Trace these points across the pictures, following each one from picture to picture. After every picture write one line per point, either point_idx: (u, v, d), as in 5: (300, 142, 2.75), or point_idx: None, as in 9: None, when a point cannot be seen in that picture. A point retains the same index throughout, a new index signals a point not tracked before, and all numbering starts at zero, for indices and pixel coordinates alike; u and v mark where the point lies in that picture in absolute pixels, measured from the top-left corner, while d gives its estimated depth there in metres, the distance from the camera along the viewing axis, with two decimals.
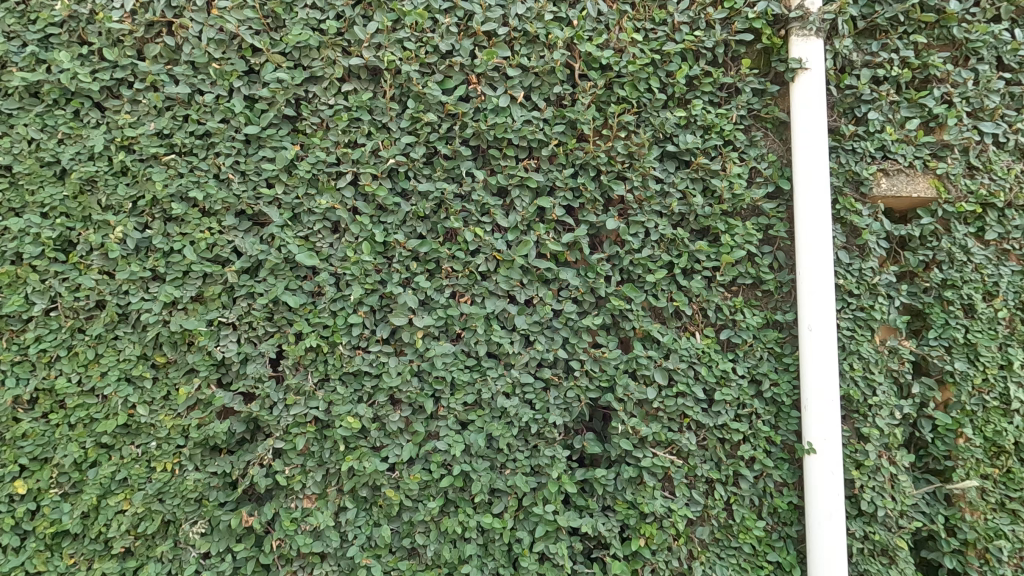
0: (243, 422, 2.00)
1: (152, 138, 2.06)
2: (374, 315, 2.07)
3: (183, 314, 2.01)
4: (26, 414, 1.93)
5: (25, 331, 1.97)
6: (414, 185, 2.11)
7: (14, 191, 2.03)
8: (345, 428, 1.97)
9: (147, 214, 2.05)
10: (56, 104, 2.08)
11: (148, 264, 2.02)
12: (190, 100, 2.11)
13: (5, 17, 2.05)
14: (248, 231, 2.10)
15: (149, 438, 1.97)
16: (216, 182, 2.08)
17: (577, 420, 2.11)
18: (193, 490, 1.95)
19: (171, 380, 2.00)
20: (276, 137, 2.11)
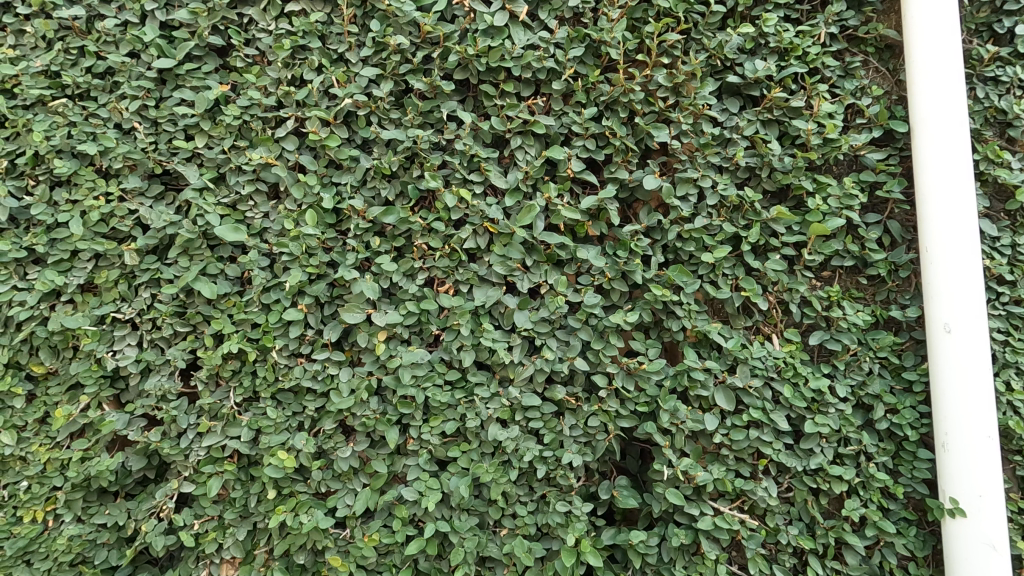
0: (141, 457, 1.48)
1: (36, 77, 1.55)
2: (320, 310, 1.50)
3: (67, 309, 1.50)
4: None
5: None
6: (378, 134, 1.54)
7: None
8: (275, 468, 1.41)
9: (28, 177, 1.55)
10: None
11: (24, 241, 1.50)
12: (91, 28, 1.59)
13: None
14: (160, 200, 1.58)
15: (17, 476, 1.45)
16: (118, 133, 1.56)
17: (605, 459, 1.49)
18: (68, 552, 1.42)
19: (50, 398, 1.49)
20: (198, 74, 1.58)
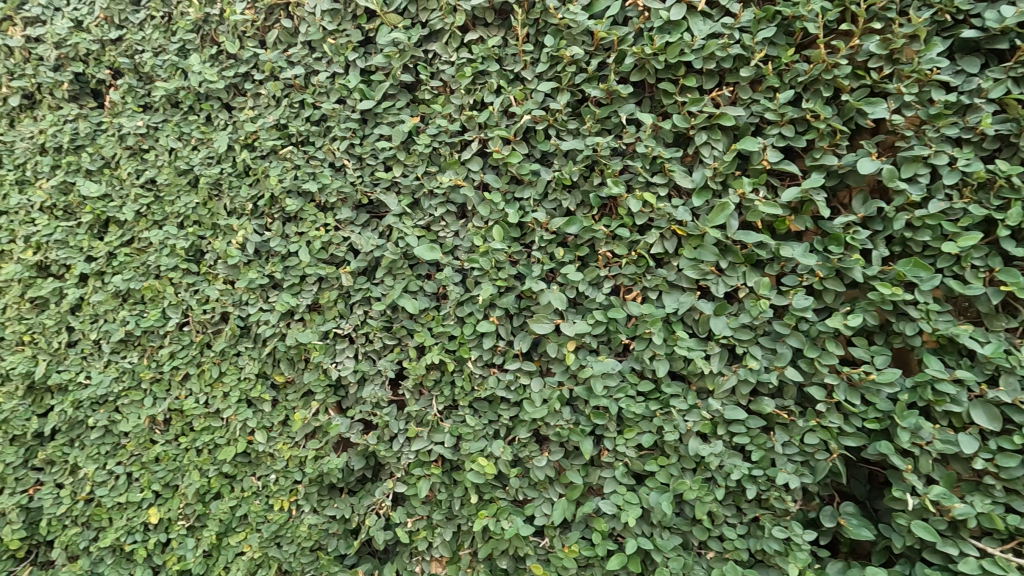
0: (361, 458, 1.65)
1: (270, 131, 1.83)
2: (510, 322, 1.56)
3: (299, 327, 1.73)
4: (160, 436, 1.83)
5: (162, 348, 1.87)
6: (557, 145, 1.56)
7: (157, 203, 1.98)
8: (477, 474, 1.48)
9: (267, 215, 1.83)
10: (192, 110, 2.00)
11: (266, 270, 1.77)
12: (307, 83, 1.84)
13: (153, 33, 2.04)
14: (367, 226, 1.76)
15: (268, 470, 1.71)
16: (332, 171, 1.78)
17: (826, 481, 1.33)
18: (309, 539, 1.63)
19: (289, 404, 1.73)
20: (393, 110, 1.74)
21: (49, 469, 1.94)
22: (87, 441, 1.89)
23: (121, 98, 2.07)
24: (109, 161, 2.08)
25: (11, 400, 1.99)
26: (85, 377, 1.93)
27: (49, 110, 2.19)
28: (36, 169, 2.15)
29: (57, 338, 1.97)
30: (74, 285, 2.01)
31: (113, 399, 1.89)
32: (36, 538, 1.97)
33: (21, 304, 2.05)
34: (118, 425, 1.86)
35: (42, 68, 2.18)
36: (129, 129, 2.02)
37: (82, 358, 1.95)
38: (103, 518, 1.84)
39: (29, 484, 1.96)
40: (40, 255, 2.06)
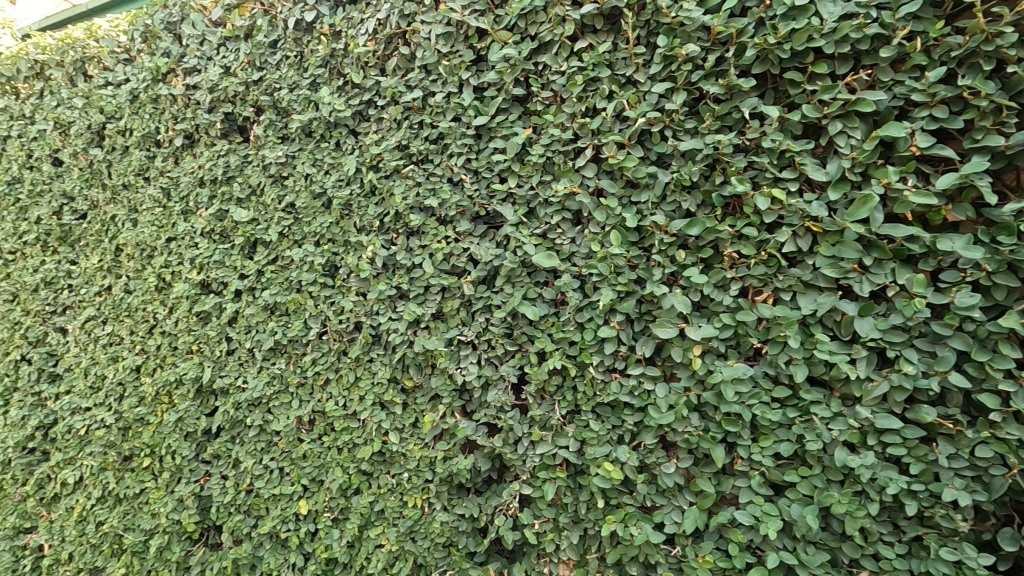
0: (487, 459, 1.72)
1: (393, 152, 1.96)
2: (631, 327, 1.55)
3: (425, 334, 1.83)
4: (307, 435, 2.01)
5: (305, 355, 2.06)
6: (674, 146, 1.53)
7: (296, 224, 2.18)
8: (603, 478, 1.49)
9: (393, 231, 1.96)
10: (324, 138, 2.19)
11: (394, 281, 1.90)
12: (425, 104, 1.96)
13: (289, 71, 2.26)
14: (484, 237, 1.82)
15: (401, 468, 1.82)
16: (450, 186, 1.86)
17: (1004, 500, 1.18)
18: (441, 535, 1.72)
19: (419, 406, 1.84)
20: (506, 124, 1.80)
21: (216, 462, 2.21)
22: (247, 438, 2.13)
23: (263, 132, 2.32)
24: (255, 189, 2.33)
25: (184, 401, 2.29)
26: (243, 381, 2.18)
27: (206, 147, 2.51)
28: (197, 200, 2.47)
29: (220, 347, 2.25)
30: (231, 300, 2.27)
31: (266, 401, 2.11)
32: (207, 522, 2.23)
33: (190, 317, 2.36)
34: (271, 425, 2.08)
35: (200, 111, 2.50)
36: (271, 159, 2.25)
37: (239, 364, 2.21)
38: (261, 507, 2.06)
39: (201, 475, 2.24)
40: (203, 274, 2.35)
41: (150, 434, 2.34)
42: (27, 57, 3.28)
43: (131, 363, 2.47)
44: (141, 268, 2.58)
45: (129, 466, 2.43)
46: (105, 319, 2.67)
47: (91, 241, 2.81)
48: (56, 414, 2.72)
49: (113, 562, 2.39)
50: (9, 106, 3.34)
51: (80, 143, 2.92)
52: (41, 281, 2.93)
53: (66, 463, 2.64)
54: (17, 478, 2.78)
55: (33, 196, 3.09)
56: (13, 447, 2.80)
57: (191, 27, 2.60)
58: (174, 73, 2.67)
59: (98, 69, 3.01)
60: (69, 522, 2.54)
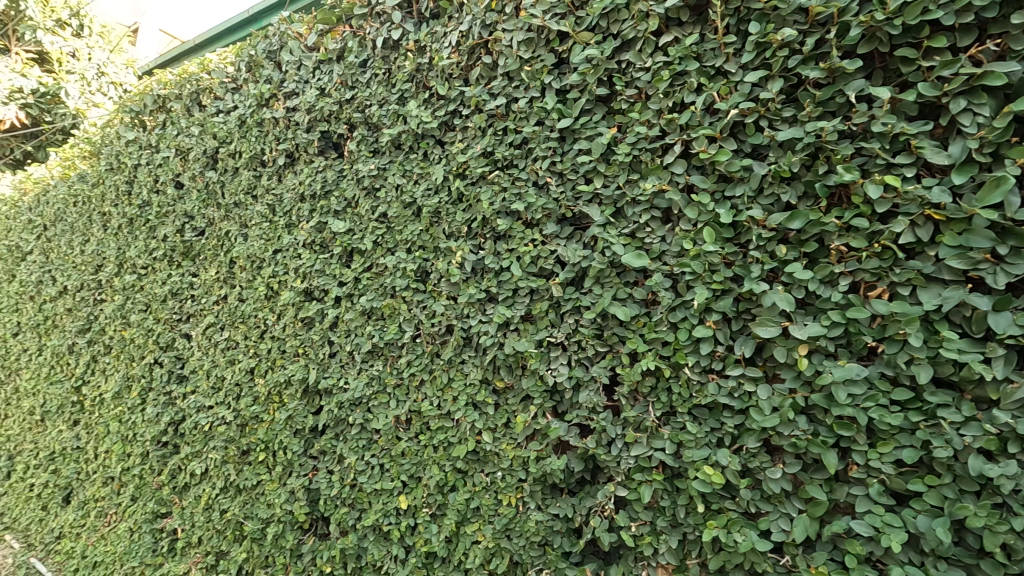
0: (581, 460, 1.72)
1: (479, 159, 2.02)
2: (728, 326, 1.50)
3: (515, 336, 1.86)
4: (404, 433, 2.11)
5: (401, 357, 2.16)
6: (771, 137, 1.46)
7: (388, 233, 2.29)
8: (703, 482, 1.45)
9: (480, 236, 2.01)
10: (412, 149, 2.28)
11: (483, 285, 1.95)
12: (508, 111, 1.99)
13: (379, 88, 2.39)
14: (571, 238, 1.83)
15: (495, 467, 1.86)
16: (536, 189, 1.89)
17: None
18: (536, 534, 1.74)
19: (510, 407, 1.87)
20: (590, 124, 1.79)
21: (323, 457, 2.37)
22: (350, 435, 2.27)
23: (357, 147, 2.45)
24: (351, 202, 2.47)
25: (293, 400, 2.47)
26: (344, 382, 2.32)
27: (305, 164, 2.69)
28: (298, 214, 2.66)
29: (323, 350, 2.41)
30: (332, 306, 2.42)
31: (366, 401, 2.24)
32: (315, 513, 2.38)
33: (296, 323, 2.55)
34: (371, 423, 2.20)
35: (299, 131, 2.70)
36: (365, 172, 2.38)
37: (341, 366, 2.35)
38: (364, 501, 2.18)
39: (309, 469, 2.40)
40: (307, 283, 2.53)
41: (265, 430, 2.55)
42: (153, 93, 3.69)
43: (246, 365, 2.70)
44: (252, 279, 2.82)
45: (246, 460, 2.65)
46: (222, 325, 2.94)
47: (209, 255, 3.10)
48: (184, 412, 3.03)
49: (236, 546, 2.62)
50: (139, 138, 3.76)
51: (198, 167, 3.24)
52: (170, 292, 3.27)
53: (193, 456, 2.93)
54: (154, 468, 3.12)
55: (161, 216, 3.46)
56: (150, 441, 3.15)
57: (289, 53, 2.85)
58: (276, 98, 2.90)
59: (210, 99, 3.34)
60: (198, 509, 2.82)
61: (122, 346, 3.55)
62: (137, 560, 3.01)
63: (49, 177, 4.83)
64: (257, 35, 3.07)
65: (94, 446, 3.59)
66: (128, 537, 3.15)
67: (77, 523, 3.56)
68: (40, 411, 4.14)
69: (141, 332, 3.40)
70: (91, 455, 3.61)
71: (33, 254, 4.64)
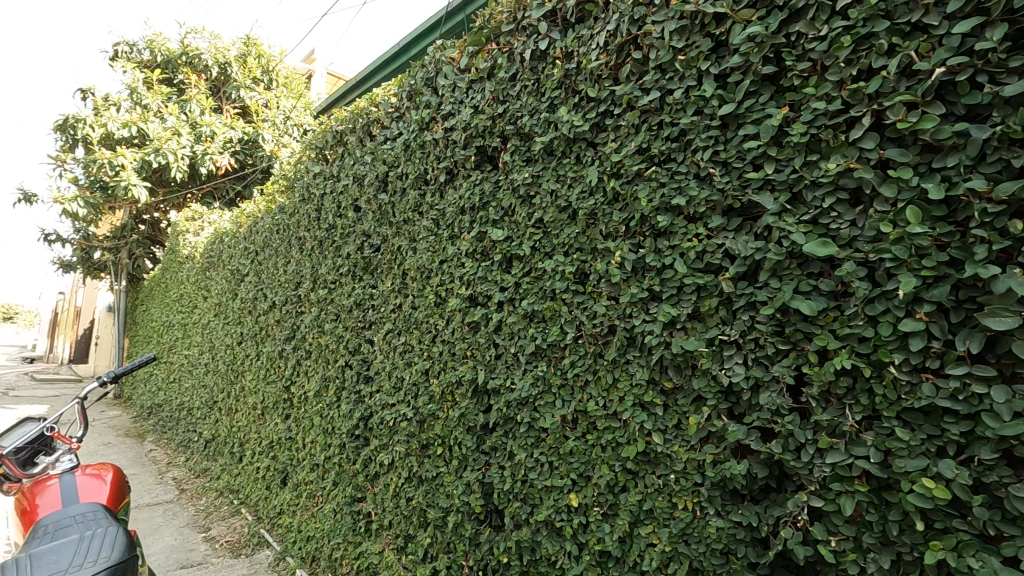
0: (764, 466, 1.61)
1: (633, 156, 1.99)
2: (946, 319, 1.30)
3: (682, 335, 1.80)
4: (571, 432, 2.14)
5: (564, 358, 2.19)
6: (994, 93, 1.25)
7: (545, 237, 2.35)
8: (921, 497, 1.28)
9: (639, 234, 1.98)
10: (564, 154, 2.32)
11: (645, 284, 1.92)
12: (662, 104, 1.94)
13: (529, 98, 2.47)
14: (740, 230, 1.72)
15: (668, 469, 1.82)
16: (698, 182, 1.81)
17: None
18: (718, 541, 1.67)
19: (681, 408, 1.81)
20: (757, 107, 1.67)
21: (494, 453, 2.50)
22: (518, 433, 2.36)
23: (510, 157, 2.56)
24: (507, 210, 2.57)
25: (464, 399, 2.64)
26: (511, 382, 2.41)
27: (464, 179, 2.88)
28: (460, 226, 2.85)
29: (489, 352, 2.54)
30: (495, 310, 2.55)
31: (532, 401, 2.31)
32: (490, 505, 2.52)
33: (463, 327, 2.73)
34: (538, 422, 2.27)
35: (457, 149, 2.90)
36: (520, 181, 2.47)
37: (506, 367, 2.45)
38: (535, 496, 2.26)
39: (482, 463, 2.55)
40: (471, 289, 2.69)
41: (441, 426, 2.76)
42: (333, 129, 4.24)
43: (422, 367, 2.96)
44: (422, 288, 3.08)
45: (426, 453, 2.90)
46: (399, 331, 3.25)
47: (385, 268, 3.46)
48: (372, 408, 3.41)
49: (421, 531, 2.88)
50: (324, 170, 4.34)
51: (373, 191, 3.64)
52: (354, 303, 3.72)
53: (381, 448, 3.28)
54: (350, 458, 3.56)
55: (344, 236, 3.95)
56: (346, 433, 3.60)
57: (444, 78, 3.09)
58: (435, 120, 3.16)
59: (379, 129, 3.74)
60: (387, 495, 3.15)
61: (319, 351, 4.11)
62: (341, 537, 3.46)
63: (258, 211, 5.79)
64: (416, 66, 3.38)
65: (302, 437, 4.21)
66: (332, 516, 3.63)
67: (292, 502, 4.18)
68: (260, 406, 4.95)
69: (334, 339, 3.90)
70: (300, 444, 4.23)
71: (249, 276, 5.58)
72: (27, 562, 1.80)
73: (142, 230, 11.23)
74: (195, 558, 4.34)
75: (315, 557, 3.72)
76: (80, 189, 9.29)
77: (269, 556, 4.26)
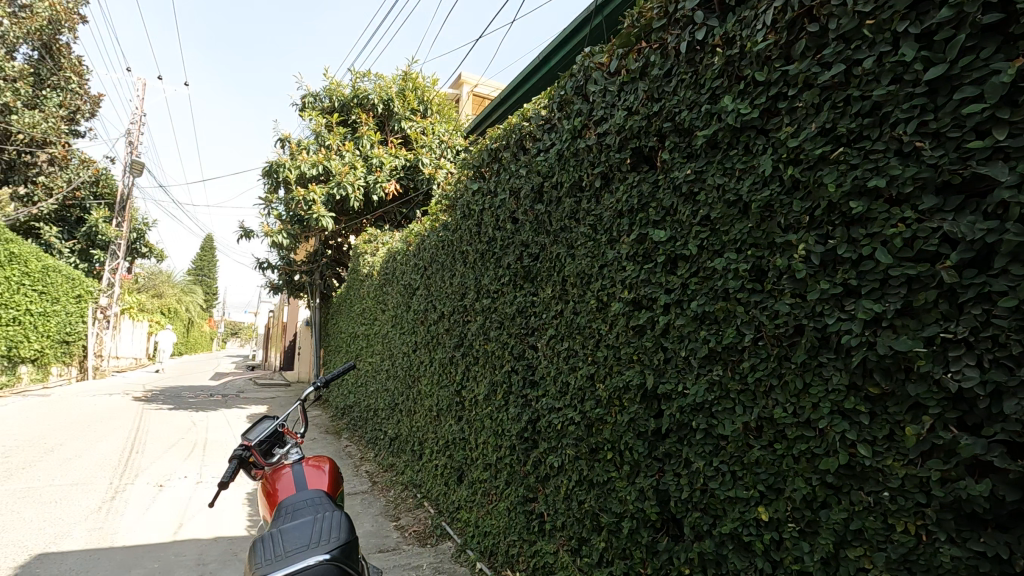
0: (1014, 488, 1.36)
1: (815, 139, 1.82)
2: None
3: (890, 334, 1.59)
4: (756, 441, 2.00)
5: (742, 361, 2.05)
6: None
7: (713, 235, 2.22)
8: None
9: (827, 224, 1.79)
10: (731, 145, 2.19)
11: (838, 278, 1.74)
12: (848, 77, 1.75)
13: (687, 92, 2.39)
14: (961, 210, 1.48)
15: (880, 487, 1.61)
16: (900, 159, 1.59)
17: None
18: (954, 572, 1.44)
19: (893, 417, 1.60)
20: (978, 63, 1.45)
21: (668, 460, 2.42)
22: (694, 440, 2.26)
23: (670, 155, 2.48)
24: (669, 210, 2.49)
25: (633, 404, 2.60)
26: (683, 387, 2.31)
27: (620, 182, 2.86)
28: (619, 229, 2.83)
29: (657, 356, 2.47)
30: (661, 313, 2.47)
31: (708, 406, 2.20)
32: (666, 514, 2.44)
33: (628, 331, 2.68)
34: (717, 429, 2.15)
35: (612, 153, 2.90)
36: (681, 179, 2.38)
37: (678, 371, 2.36)
38: (718, 506, 2.14)
39: (655, 470, 2.47)
40: (634, 293, 2.64)
41: (610, 431, 2.75)
42: (488, 148, 4.50)
43: (586, 371, 2.98)
44: (583, 293, 3.11)
45: (596, 457, 2.91)
46: (562, 336, 3.32)
47: (545, 276, 3.56)
48: (539, 412, 3.52)
49: (595, 535, 2.89)
50: (482, 187, 4.62)
51: (529, 202, 3.78)
52: (517, 310, 3.88)
53: (550, 450, 3.37)
54: (521, 459, 3.71)
55: (504, 247, 4.15)
56: (516, 435, 3.76)
57: (595, 84, 3.12)
58: (587, 127, 3.20)
59: (532, 142, 3.89)
60: (559, 497, 3.22)
61: (486, 357, 4.36)
62: (516, 534, 3.62)
63: (423, 230, 6.34)
64: (565, 77, 3.46)
65: (475, 438, 4.49)
66: (506, 514, 3.81)
67: (469, 498, 4.48)
68: (436, 408, 5.40)
69: (499, 345, 4.12)
70: (473, 444, 4.52)
71: (420, 290, 6.13)
72: (279, 536, 2.18)
73: (329, 254, 12.94)
74: (390, 544, 4.86)
75: (493, 552, 3.94)
76: (283, 223, 11.02)
77: (451, 547, 4.61)
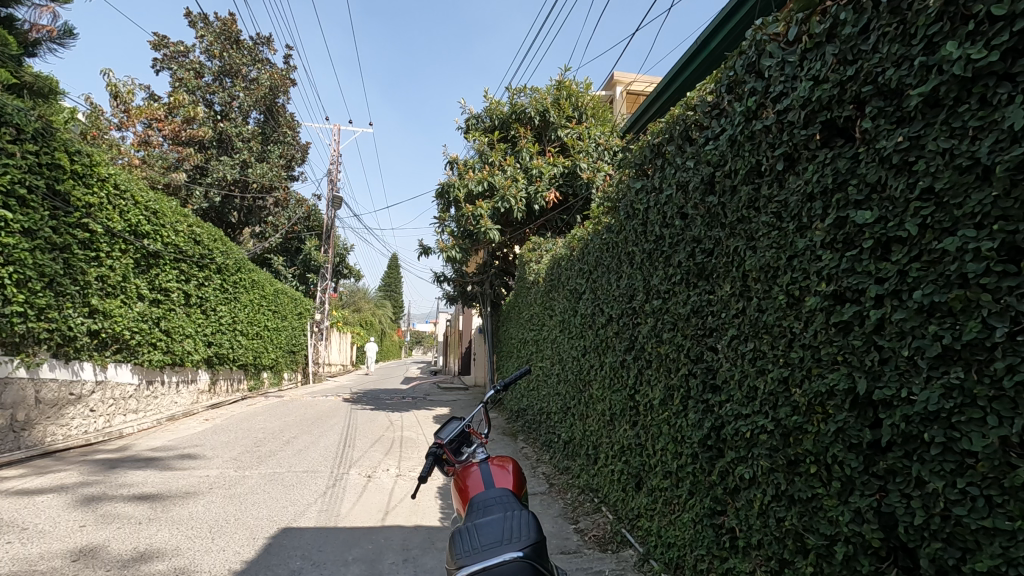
0: None
1: None
2: None
3: None
4: (1020, 459, 1.62)
5: (994, 361, 1.68)
6: None
7: (941, 210, 1.86)
8: None
9: None
10: (959, 101, 1.82)
11: None
12: None
13: (893, 46, 2.05)
14: None
15: None
16: None
17: None
18: None
19: None
20: None
21: (892, 478, 2.06)
22: (928, 456, 1.89)
23: (873, 124, 2.13)
24: (875, 186, 2.14)
25: (841, 412, 2.26)
26: (908, 393, 1.95)
27: (808, 161, 2.55)
28: (810, 215, 2.50)
29: (870, 356, 2.11)
30: (872, 307, 2.12)
31: (945, 415, 1.82)
32: (893, 542, 2.08)
33: (829, 329, 2.35)
34: (959, 444, 1.77)
35: (797, 130, 2.60)
36: (890, 149, 2.03)
37: (899, 375, 1.99)
38: (967, 538, 1.77)
39: (875, 489, 2.12)
40: (835, 285, 2.30)
41: (812, 441, 2.43)
42: (649, 144, 4.36)
43: (779, 375, 2.68)
44: (768, 288, 2.82)
45: (796, 471, 2.59)
46: (746, 336, 3.04)
47: (722, 272, 3.31)
48: (723, 418, 3.27)
49: (800, 558, 2.58)
50: (644, 185, 4.47)
51: (699, 195, 3.56)
52: (692, 310, 3.67)
53: (739, 461, 3.11)
54: (705, 468, 3.48)
55: (674, 245, 3.96)
56: (698, 443, 3.54)
57: (770, 58, 2.84)
58: (764, 106, 2.93)
59: (699, 131, 3.67)
60: (753, 512, 2.94)
61: (660, 360, 4.19)
62: (705, 548, 3.40)
63: (586, 234, 6.34)
64: (734, 56, 3.21)
65: (652, 444, 4.33)
66: (692, 526, 3.60)
67: (649, 506, 4.32)
68: (608, 413, 5.35)
69: (674, 347, 3.93)
70: (651, 451, 4.37)
71: (586, 294, 6.14)
72: (473, 531, 2.34)
73: (497, 265, 13.64)
74: (571, 547, 4.90)
75: (679, 564, 3.75)
76: (455, 239, 11.92)
77: (633, 555, 4.51)
